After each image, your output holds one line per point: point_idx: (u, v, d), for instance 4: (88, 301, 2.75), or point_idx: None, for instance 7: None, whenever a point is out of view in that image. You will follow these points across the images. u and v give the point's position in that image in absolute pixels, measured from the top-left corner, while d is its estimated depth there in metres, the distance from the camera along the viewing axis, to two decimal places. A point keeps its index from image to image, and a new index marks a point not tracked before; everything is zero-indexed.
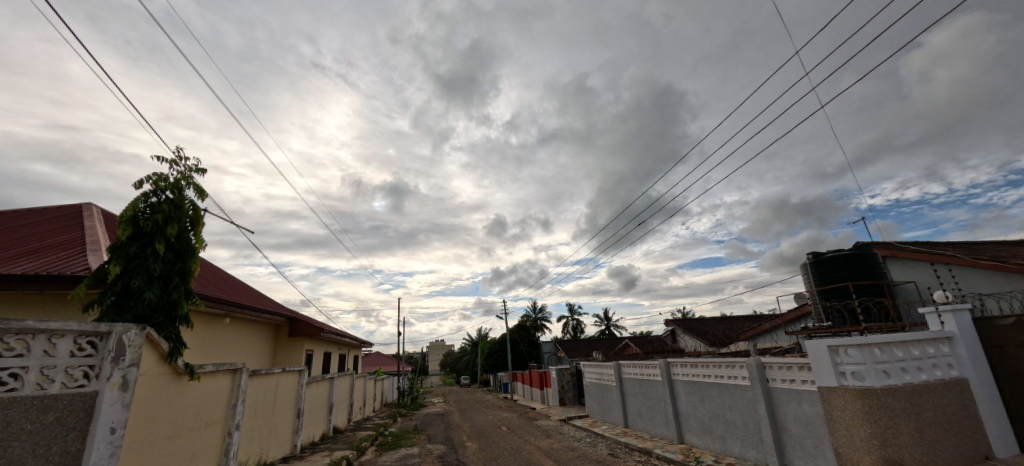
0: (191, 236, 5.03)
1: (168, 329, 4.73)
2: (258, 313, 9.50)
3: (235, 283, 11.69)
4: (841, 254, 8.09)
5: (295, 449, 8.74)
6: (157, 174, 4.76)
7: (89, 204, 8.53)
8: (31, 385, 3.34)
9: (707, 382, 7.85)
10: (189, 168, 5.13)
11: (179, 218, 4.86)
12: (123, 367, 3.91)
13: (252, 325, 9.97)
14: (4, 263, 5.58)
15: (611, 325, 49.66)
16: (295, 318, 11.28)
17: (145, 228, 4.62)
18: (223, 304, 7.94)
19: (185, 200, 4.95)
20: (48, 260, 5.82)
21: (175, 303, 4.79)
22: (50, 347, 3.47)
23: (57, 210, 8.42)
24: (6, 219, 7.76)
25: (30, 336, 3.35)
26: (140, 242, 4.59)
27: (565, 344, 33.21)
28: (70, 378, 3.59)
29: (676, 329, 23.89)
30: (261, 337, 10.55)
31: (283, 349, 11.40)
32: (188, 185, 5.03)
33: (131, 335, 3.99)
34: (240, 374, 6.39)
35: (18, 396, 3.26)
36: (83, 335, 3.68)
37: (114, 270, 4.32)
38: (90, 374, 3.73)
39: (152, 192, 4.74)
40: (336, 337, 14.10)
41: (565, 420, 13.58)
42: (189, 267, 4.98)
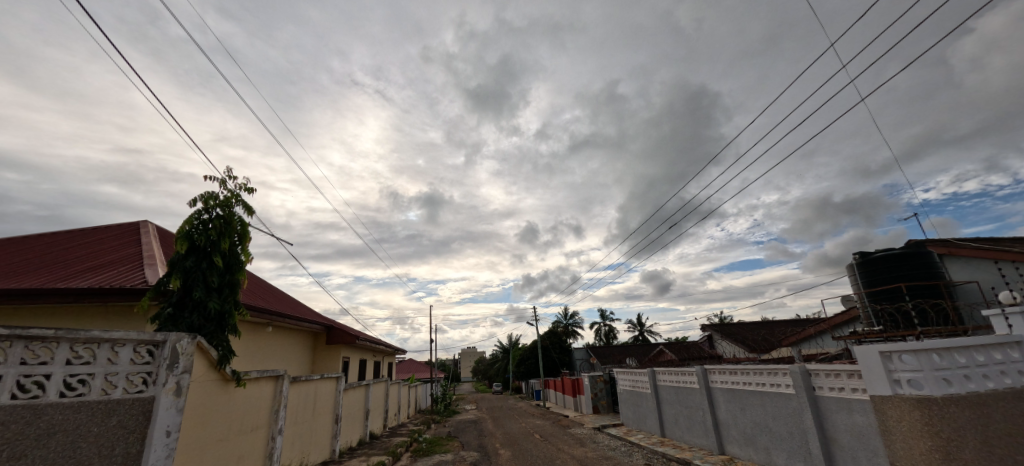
0: (239, 250, 5.31)
1: (219, 338, 4.99)
2: (299, 322, 9.91)
3: (277, 293, 12.21)
4: (891, 254, 7.59)
5: (333, 453, 9.00)
6: (209, 193, 5.08)
7: (146, 222, 9.19)
8: (97, 390, 3.65)
9: (749, 391, 7.52)
10: (236, 186, 5.44)
11: (228, 233, 5.15)
12: (177, 374, 4.17)
13: (293, 333, 10.38)
14: (71, 279, 6.10)
15: (644, 331, 48.48)
16: (332, 327, 11.70)
17: (198, 243, 4.92)
18: (265, 314, 8.31)
19: (234, 216, 5.25)
20: (111, 274, 6.31)
21: (225, 314, 5.07)
22: (113, 355, 3.76)
23: (117, 228, 9.13)
24: (75, 238, 8.49)
25: (96, 345, 3.66)
26: (195, 256, 4.90)
27: (598, 350, 32.67)
28: (130, 384, 3.88)
29: (713, 336, 23.01)
30: (301, 345, 10.99)
31: (321, 356, 11.81)
32: (237, 202, 5.34)
33: (183, 344, 4.25)
34: (282, 381, 6.67)
35: (86, 401, 3.57)
36: (142, 344, 3.97)
37: (173, 283, 4.66)
38: (148, 380, 4.02)
39: (204, 210, 5.06)
40: (372, 344, 14.48)
41: (599, 428, 13.32)
42: (236, 279, 5.25)
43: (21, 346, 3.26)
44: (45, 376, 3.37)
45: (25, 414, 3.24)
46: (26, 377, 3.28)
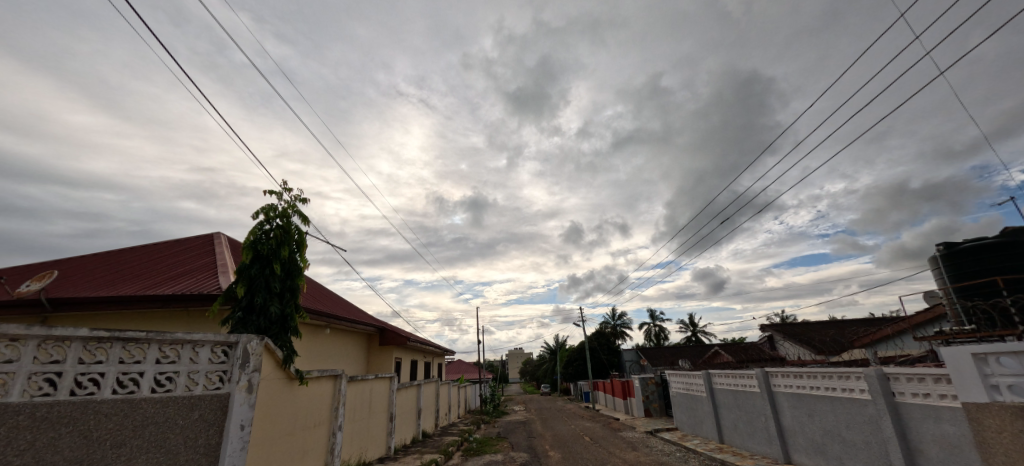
0: (297, 256, 5.68)
1: (283, 339, 5.37)
2: (354, 324, 10.43)
3: (333, 297, 12.94)
4: (982, 245, 6.77)
5: (389, 450, 9.38)
6: (268, 205, 5.49)
7: (218, 233, 10.08)
8: (182, 387, 4.06)
9: (817, 396, 6.98)
10: (292, 198, 5.84)
11: (287, 241, 5.53)
12: (248, 372, 4.55)
13: (349, 335, 10.95)
14: (158, 286, 6.82)
15: (697, 332, 46.39)
16: (383, 328, 12.20)
17: (261, 252, 5.33)
18: (323, 316, 8.81)
19: (291, 226, 5.63)
20: (190, 282, 6.99)
21: (287, 317, 5.44)
22: (194, 354, 4.18)
23: (194, 239, 10.08)
24: (160, 250, 9.48)
25: (179, 345, 4.08)
26: (259, 264, 5.31)
27: (648, 351, 31.68)
28: (209, 381, 4.27)
29: (775, 336, 21.63)
30: (357, 346, 11.55)
31: (375, 357, 12.35)
32: (293, 213, 5.72)
33: (253, 345, 4.63)
34: (340, 380, 7.04)
35: (173, 396, 3.98)
36: (218, 345, 4.38)
37: (240, 289, 5.08)
38: (224, 378, 4.40)
39: (265, 221, 5.47)
40: (422, 345, 14.95)
41: (652, 432, 12.89)
42: (296, 284, 5.62)
43: (119, 347, 3.72)
44: (139, 373, 3.81)
45: (124, 407, 3.67)
46: (124, 374, 3.74)
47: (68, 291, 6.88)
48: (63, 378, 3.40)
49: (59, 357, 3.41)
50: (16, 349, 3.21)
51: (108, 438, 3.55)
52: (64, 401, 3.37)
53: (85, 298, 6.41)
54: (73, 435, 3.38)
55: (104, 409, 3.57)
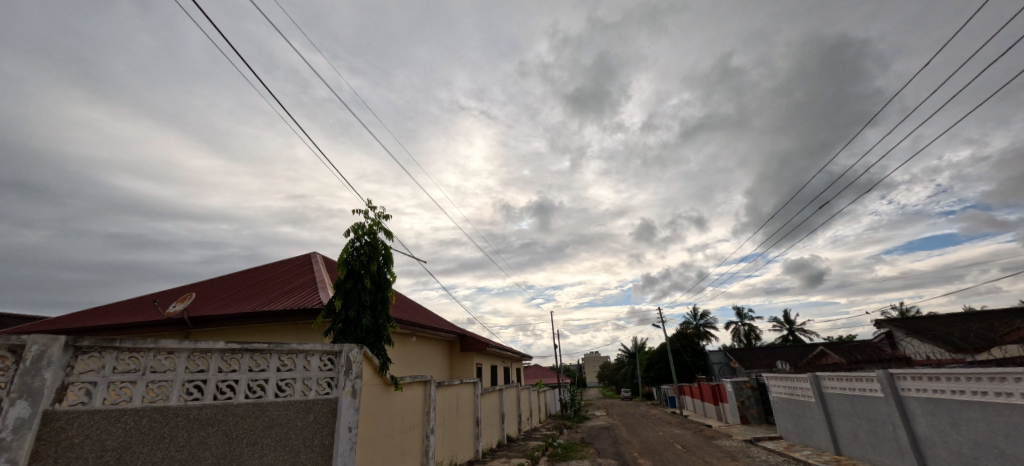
0: (385, 270, 6.06)
1: (378, 348, 5.76)
2: (437, 332, 10.92)
3: (416, 306, 13.67)
4: None
5: (477, 454, 9.63)
6: (357, 224, 5.95)
7: (314, 253, 11.16)
8: (299, 392, 4.53)
9: (962, 401, 5.93)
10: (378, 215, 6.26)
11: (375, 256, 5.93)
12: (352, 379, 4.95)
13: (433, 342, 11.48)
14: (271, 303, 7.71)
15: (795, 330, 41.96)
16: (464, 335, 12.62)
17: (354, 267, 5.79)
18: (410, 325, 9.34)
19: (378, 241, 6.03)
20: (296, 298, 7.81)
21: (380, 327, 5.84)
22: (306, 363, 4.66)
23: (295, 260, 11.26)
24: (268, 271, 10.71)
25: (294, 355, 4.58)
26: (353, 278, 5.77)
27: (739, 353, 29.30)
28: (320, 387, 4.72)
29: (894, 332, 18.90)
30: (440, 353, 12.08)
31: (458, 363, 12.82)
32: (378, 229, 6.13)
33: (354, 354, 5.03)
34: (430, 385, 7.40)
35: (292, 400, 4.46)
36: (325, 354, 4.83)
37: (338, 302, 5.57)
38: (332, 384, 4.83)
39: (356, 239, 5.93)
40: (500, 351, 15.24)
41: (752, 441, 11.86)
42: (386, 295, 6.01)
43: (248, 357, 4.28)
44: (265, 380, 4.34)
45: (255, 410, 4.19)
46: (253, 381, 4.27)
47: (203, 310, 8.04)
48: (207, 385, 3.99)
49: (204, 367, 4.01)
50: (173, 361, 3.85)
51: (245, 436, 4.06)
52: (210, 404, 3.94)
53: (216, 315, 7.45)
54: (219, 434, 3.93)
55: (240, 412, 4.09)
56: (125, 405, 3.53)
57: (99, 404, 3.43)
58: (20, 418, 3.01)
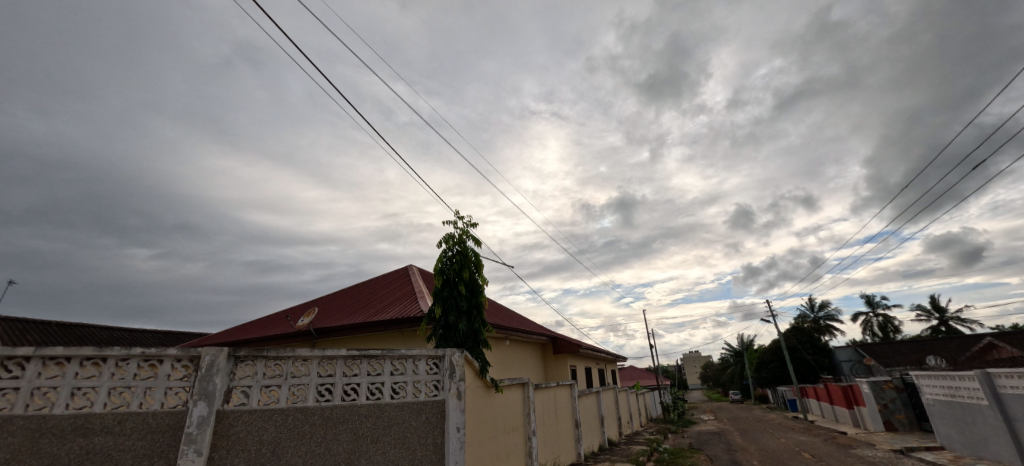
0: (477, 276, 6.32)
1: (477, 351, 6.01)
2: (529, 335, 11.06)
3: (506, 311, 14.00)
4: None
5: (579, 457, 9.52)
6: (448, 234, 6.29)
7: (410, 265, 12.05)
8: (411, 394, 4.90)
9: None
10: (466, 224, 6.55)
11: (467, 264, 6.22)
12: (456, 381, 5.20)
13: (526, 345, 11.65)
14: (379, 313, 8.47)
15: (948, 319, 35.01)
16: (555, 338, 12.62)
17: (449, 275, 6.13)
18: (503, 329, 9.57)
19: (468, 249, 6.32)
20: (400, 307, 8.49)
21: (476, 331, 6.09)
22: (415, 367, 5.03)
23: (394, 273, 12.25)
24: (373, 285, 11.78)
25: (404, 360, 4.98)
26: (448, 286, 6.11)
27: (874, 348, 25.25)
28: (429, 389, 5.05)
29: None
30: (534, 356, 12.21)
31: (551, 365, 12.86)
32: (467, 237, 6.41)
33: (456, 357, 5.29)
34: (528, 387, 7.51)
35: (406, 402, 4.83)
36: (430, 358, 5.17)
37: (437, 309, 5.93)
38: (439, 386, 5.13)
39: (448, 248, 6.27)
40: (593, 352, 14.96)
41: (903, 451, 10.10)
42: (480, 301, 6.26)
43: (366, 362, 4.74)
44: (381, 383, 4.77)
45: (375, 410, 4.61)
46: (372, 384, 4.72)
47: (324, 322, 9.09)
48: (336, 387, 4.51)
49: (332, 372, 4.54)
50: (308, 366, 4.43)
51: (370, 434, 4.49)
52: (339, 405, 4.44)
53: (336, 326, 8.38)
54: (348, 432, 4.39)
55: (363, 412, 4.54)
56: (275, 405, 4.17)
57: (256, 404, 4.10)
58: (202, 416, 3.78)
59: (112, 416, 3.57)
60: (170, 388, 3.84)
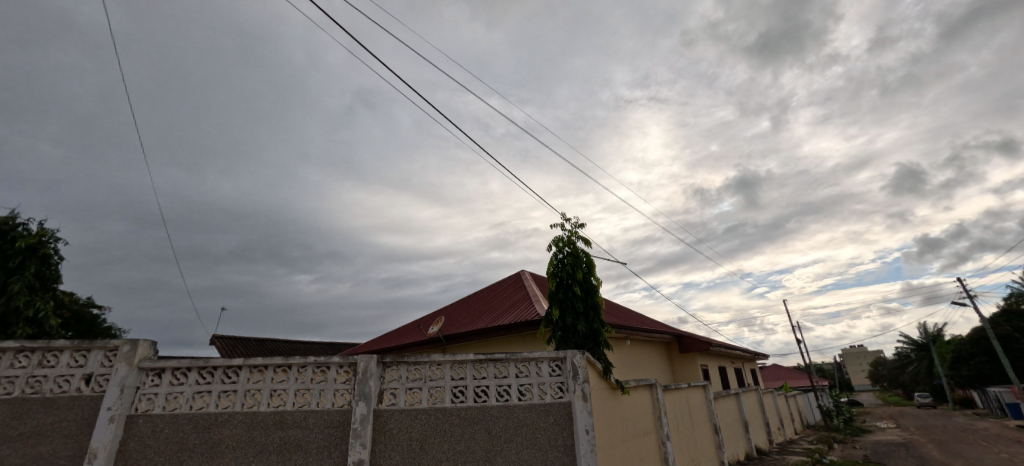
0: (590, 276, 6.23)
1: (599, 353, 5.89)
2: (651, 333, 10.50)
3: (623, 309, 13.51)
4: None
5: None
6: (557, 237, 6.32)
7: (522, 270, 12.42)
8: (537, 395, 4.99)
9: None
10: (574, 225, 6.50)
11: (579, 265, 6.17)
12: (581, 383, 5.07)
13: (649, 344, 11.08)
14: (499, 318, 8.89)
15: None
16: (681, 335, 11.76)
17: (562, 278, 6.14)
18: (623, 329, 9.24)
19: (579, 250, 6.27)
20: (517, 312, 8.79)
21: (596, 332, 5.98)
22: (538, 369, 5.13)
23: (508, 279, 12.75)
24: (490, 291, 12.42)
25: (527, 363, 5.12)
26: (563, 288, 6.12)
27: None
28: (554, 391, 5.07)
29: None
30: (659, 355, 11.55)
31: (679, 365, 12.01)
32: (577, 238, 6.36)
33: (578, 359, 5.18)
34: (656, 389, 7.10)
35: (533, 403, 4.93)
36: (552, 360, 5.21)
37: (554, 312, 5.97)
38: (563, 388, 5.10)
39: (558, 251, 6.30)
40: (727, 350, 13.57)
41: None
42: (596, 301, 6.15)
43: (492, 366, 5.00)
44: (508, 385, 4.97)
45: (505, 411, 4.81)
46: (500, 386, 4.95)
47: (451, 329, 9.87)
48: (468, 389, 4.83)
49: (463, 375, 4.89)
50: (442, 370, 4.85)
51: (502, 434, 4.69)
52: (472, 406, 4.74)
53: (461, 332, 9.02)
54: (482, 431, 4.65)
55: (494, 412, 4.77)
56: (419, 405, 4.63)
57: (403, 404, 4.62)
58: (363, 414, 4.39)
59: (299, 414, 4.42)
60: (338, 390, 4.56)
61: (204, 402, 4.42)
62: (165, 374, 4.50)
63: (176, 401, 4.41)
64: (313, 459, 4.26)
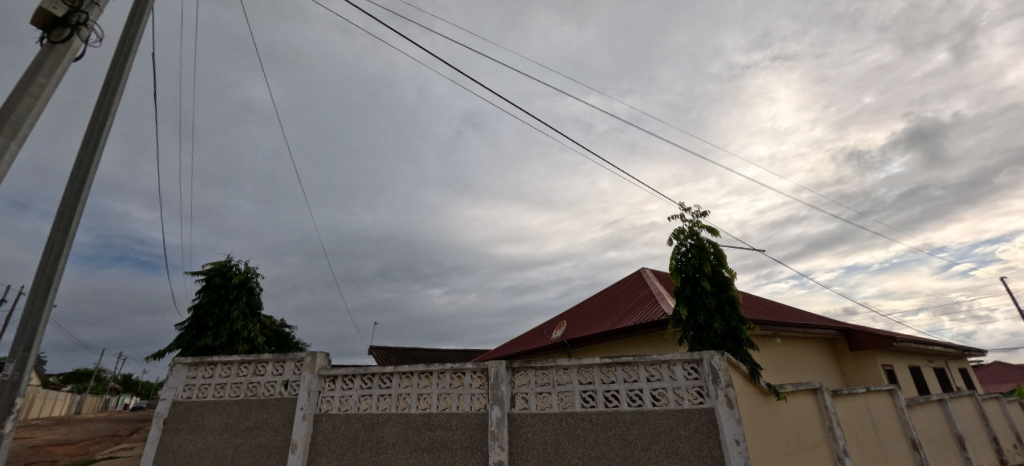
0: (722, 269, 5.61)
1: (742, 353, 5.24)
2: (807, 329, 8.99)
3: (767, 303, 11.86)
4: None
5: None
6: (677, 229, 5.86)
7: (642, 268, 11.81)
8: (673, 401, 4.62)
9: None
10: (696, 214, 5.93)
11: (706, 257, 5.61)
12: (724, 387, 4.49)
13: (807, 342, 9.51)
14: (623, 320, 8.57)
15: None
16: (849, 330, 9.84)
17: (687, 273, 5.65)
18: (770, 325, 8.10)
19: (704, 241, 5.71)
20: (642, 312, 8.36)
21: (735, 330, 5.34)
22: (672, 372, 4.75)
23: (628, 278, 12.24)
24: (611, 293, 12.07)
25: (658, 366, 4.80)
26: (690, 284, 5.62)
27: None
28: (692, 396, 4.62)
29: None
30: (821, 355, 9.83)
31: (852, 365, 10.04)
32: (700, 228, 5.80)
33: (717, 361, 4.60)
34: (822, 394, 6.01)
35: (670, 409, 4.58)
36: (686, 363, 4.77)
37: (683, 310, 5.51)
38: (703, 393, 4.61)
39: (680, 244, 5.82)
40: (920, 346, 10.90)
41: None
42: (732, 296, 5.50)
43: (620, 369, 4.81)
44: (640, 390, 4.72)
45: (639, 417, 4.57)
46: (631, 390, 4.73)
47: (574, 333, 9.83)
48: (597, 394, 4.72)
49: (591, 379, 4.80)
50: (569, 374, 4.84)
51: (639, 441, 4.46)
52: (604, 411, 4.61)
53: (585, 336, 8.91)
54: (617, 437, 4.49)
55: (628, 419, 4.56)
56: (550, 409, 4.69)
57: (535, 409, 4.73)
58: (498, 417, 4.61)
59: (442, 416, 4.83)
60: (474, 394, 4.88)
61: (368, 404, 5.13)
62: (337, 380, 5.35)
63: (348, 403, 5.19)
64: (459, 458, 4.61)
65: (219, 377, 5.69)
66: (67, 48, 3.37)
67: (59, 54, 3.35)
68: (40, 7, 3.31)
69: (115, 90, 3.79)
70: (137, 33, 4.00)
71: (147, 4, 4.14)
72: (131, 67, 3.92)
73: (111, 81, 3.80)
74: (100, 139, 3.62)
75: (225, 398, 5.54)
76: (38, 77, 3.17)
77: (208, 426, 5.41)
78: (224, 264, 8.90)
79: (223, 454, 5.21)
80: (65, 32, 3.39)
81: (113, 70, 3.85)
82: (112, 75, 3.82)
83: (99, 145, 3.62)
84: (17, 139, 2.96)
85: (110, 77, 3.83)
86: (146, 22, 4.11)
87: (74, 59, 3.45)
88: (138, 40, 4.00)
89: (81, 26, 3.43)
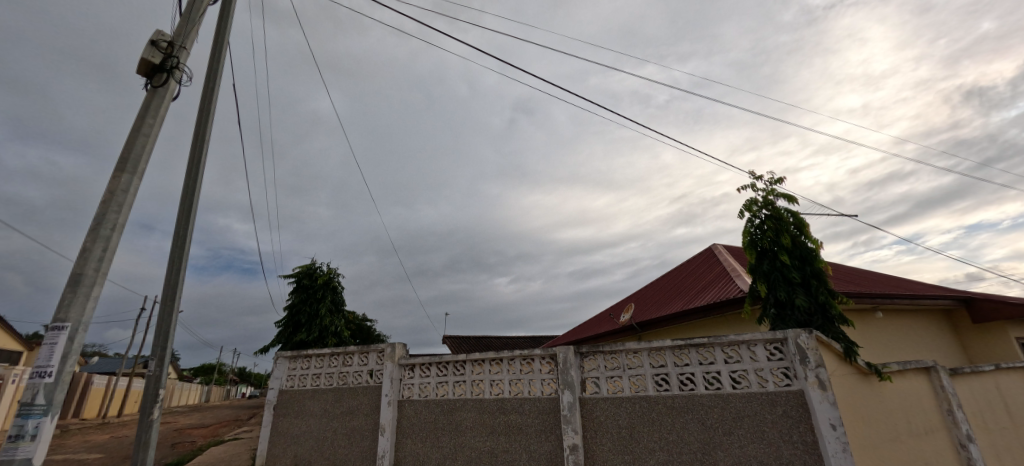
0: (804, 240, 5.13)
1: (833, 331, 4.78)
2: (916, 300, 7.93)
3: (865, 274, 10.61)
4: None
5: None
6: (750, 201, 5.42)
7: (714, 245, 11.11)
8: (756, 383, 4.35)
9: None
10: (770, 181, 5.45)
11: (785, 228, 5.16)
12: (814, 368, 4.13)
13: (915, 315, 8.40)
14: (695, 300, 8.17)
15: None
16: (971, 299, 8.51)
17: (764, 247, 5.23)
18: (868, 298, 7.26)
19: (781, 211, 5.24)
20: (715, 291, 7.90)
21: (824, 305, 4.87)
22: (753, 353, 4.46)
23: (699, 257, 11.58)
24: (681, 272, 11.51)
25: (737, 347, 4.53)
26: (767, 259, 5.20)
27: None
28: (777, 378, 4.32)
29: None
30: (935, 329, 8.64)
31: (976, 340, 8.72)
32: (776, 197, 5.31)
33: (804, 339, 4.24)
34: (938, 374, 5.30)
35: (752, 392, 4.32)
36: (769, 342, 4.44)
37: (760, 287, 5.11)
38: (790, 374, 4.28)
39: (753, 217, 5.40)
40: None
41: None
42: (818, 268, 5.02)
43: (695, 352, 4.61)
44: (718, 372, 4.49)
45: (719, 400, 4.36)
46: (708, 373, 4.52)
47: (643, 316, 9.56)
48: (671, 377, 4.58)
49: (663, 362, 4.66)
50: (639, 358, 4.74)
51: (720, 425, 4.27)
52: (679, 394, 4.47)
53: (654, 318, 8.64)
54: (696, 421, 4.33)
55: (707, 402, 4.38)
56: (622, 394, 4.63)
57: (606, 393, 4.71)
58: (570, 401, 4.66)
59: (515, 400, 4.98)
60: (544, 379, 4.96)
61: (445, 390, 5.43)
62: (416, 368, 5.71)
63: (427, 389, 5.54)
64: (533, 441, 4.74)
65: (315, 368, 6.34)
66: (165, 90, 3.87)
67: (160, 96, 3.86)
68: (142, 57, 3.83)
69: (206, 121, 4.29)
70: (219, 68, 4.48)
71: (224, 42, 4.61)
72: (216, 100, 4.39)
73: (202, 114, 4.31)
74: (199, 165, 4.13)
75: (322, 386, 6.17)
76: (148, 118, 3.69)
77: (309, 411, 6.07)
78: (310, 266, 9.82)
79: (324, 436, 5.81)
80: (163, 76, 3.89)
81: (203, 105, 4.36)
82: (203, 109, 4.32)
83: (199, 170, 4.13)
84: (138, 173, 3.47)
85: (201, 111, 4.33)
86: (224, 57, 4.58)
87: (171, 99, 3.95)
88: (220, 74, 4.47)
89: (175, 69, 3.92)
